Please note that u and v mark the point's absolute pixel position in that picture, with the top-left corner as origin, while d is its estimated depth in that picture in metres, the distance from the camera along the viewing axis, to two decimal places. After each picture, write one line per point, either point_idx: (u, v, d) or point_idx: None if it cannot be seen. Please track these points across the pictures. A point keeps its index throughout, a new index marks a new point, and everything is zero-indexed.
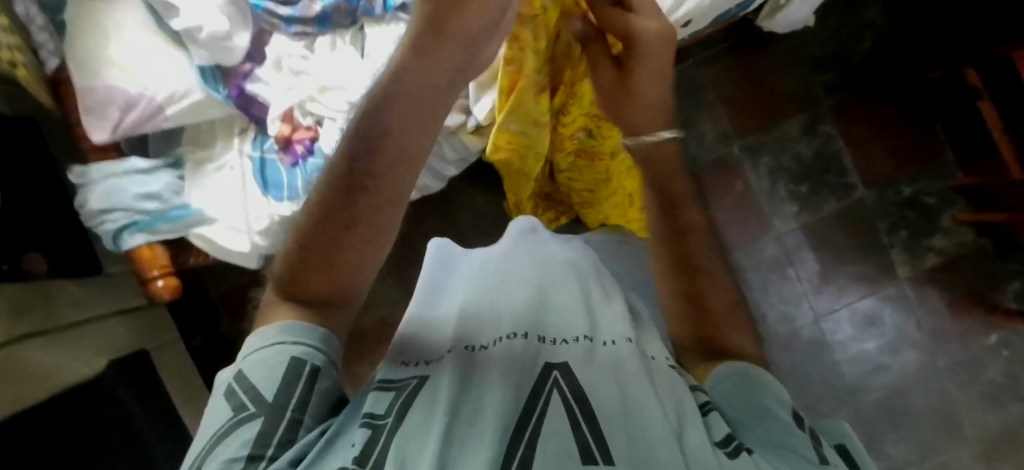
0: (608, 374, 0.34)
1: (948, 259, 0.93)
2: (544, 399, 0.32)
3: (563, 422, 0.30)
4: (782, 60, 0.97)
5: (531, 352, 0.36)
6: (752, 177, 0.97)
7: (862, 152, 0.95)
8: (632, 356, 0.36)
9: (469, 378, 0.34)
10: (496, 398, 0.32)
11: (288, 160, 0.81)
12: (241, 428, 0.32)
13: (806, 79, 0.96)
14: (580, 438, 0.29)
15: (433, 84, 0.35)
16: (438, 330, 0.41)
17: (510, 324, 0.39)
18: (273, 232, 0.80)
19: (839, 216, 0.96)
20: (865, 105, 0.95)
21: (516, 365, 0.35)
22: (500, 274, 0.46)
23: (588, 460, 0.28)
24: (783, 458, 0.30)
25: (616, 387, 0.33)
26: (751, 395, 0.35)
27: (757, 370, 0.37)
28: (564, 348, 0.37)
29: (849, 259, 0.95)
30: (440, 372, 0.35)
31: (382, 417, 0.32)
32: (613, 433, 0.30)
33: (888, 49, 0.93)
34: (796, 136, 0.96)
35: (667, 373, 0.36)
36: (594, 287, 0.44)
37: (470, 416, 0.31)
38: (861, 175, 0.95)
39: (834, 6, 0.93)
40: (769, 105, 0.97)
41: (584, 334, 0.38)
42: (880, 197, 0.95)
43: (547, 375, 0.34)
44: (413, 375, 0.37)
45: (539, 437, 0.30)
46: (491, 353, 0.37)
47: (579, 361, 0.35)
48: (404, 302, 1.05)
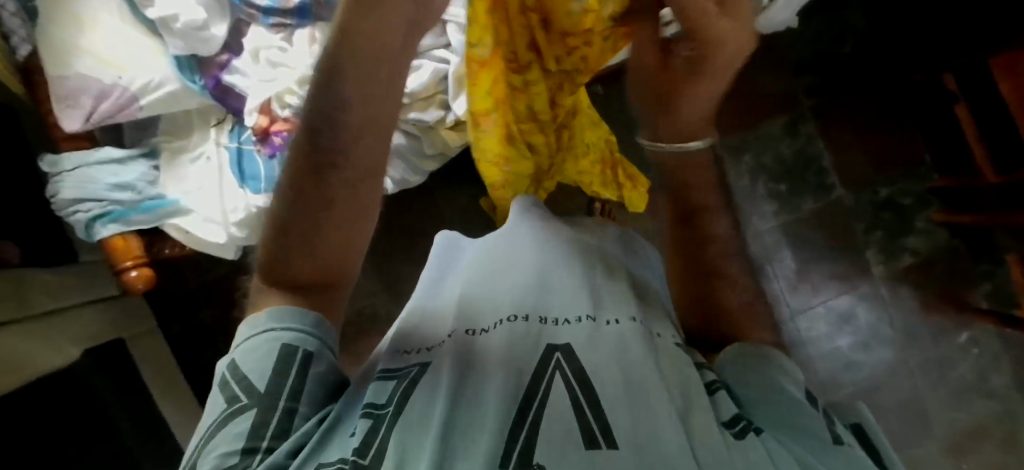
0: (611, 354, 0.34)
1: (923, 259, 0.94)
2: (547, 382, 0.33)
3: (565, 406, 0.31)
4: (763, 60, 0.98)
5: (533, 334, 0.37)
6: (732, 175, 0.98)
7: (840, 153, 0.97)
8: (635, 335, 0.36)
9: (470, 365, 0.35)
10: (498, 385, 0.33)
11: (266, 152, 0.79)
12: (235, 418, 0.33)
13: (787, 80, 0.98)
14: (584, 420, 0.30)
15: (383, 45, 0.31)
16: (442, 317, 0.42)
17: (511, 308, 0.39)
18: (251, 223, 0.78)
19: (817, 215, 0.97)
20: (844, 106, 0.97)
21: (516, 347, 0.36)
22: (498, 256, 0.46)
23: (592, 445, 0.29)
24: (797, 442, 0.32)
25: (619, 367, 0.33)
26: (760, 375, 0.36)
27: (775, 356, 0.37)
28: (566, 329, 0.37)
29: (826, 258, 0.97)
30: (441, 359, 0.37)
31: (383, 406, 0.34)
32: (615, 414, 0.30)
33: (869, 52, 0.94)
34: (778, 136, 0.98)
35: (669, 354, 0.36)
36: (597, 268, 0.45)
37: (471, 405, 0.33)
38: (839, 175, 0.97)
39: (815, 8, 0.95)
40: (751, 105, 0.98)
41: (587, 314, 0.38)
42: (857, 197, 0.96)
43: (549, 358, 0.34)
44: (414, 364, 0.38)
45: (540, 426, 0.30)
46: (492, 339, 0.37)
47: (584, 341, 0.36)
48: (384, 296, 1.04)
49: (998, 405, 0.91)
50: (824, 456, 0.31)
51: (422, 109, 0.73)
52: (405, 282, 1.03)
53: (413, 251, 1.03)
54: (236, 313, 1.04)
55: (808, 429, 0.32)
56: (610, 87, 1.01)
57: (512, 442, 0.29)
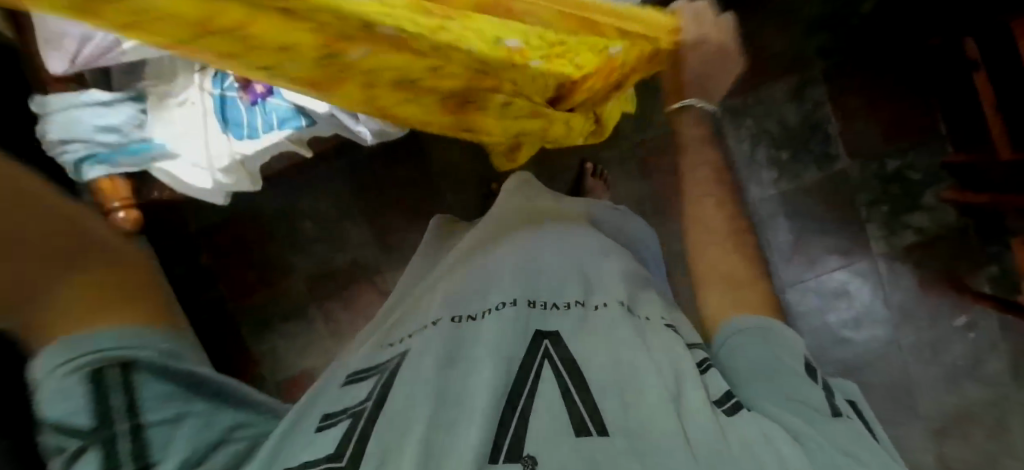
0: (599, 341, 0.40)
1: (926, 237, 0.92)
2: (536, 369, 0.37)
3: (553, 394, 0.35)
4: (775, 18, 0.92)
5: (523, 317, 0.40)
6: (732, 141, 0.95)
7: (849, 121, 0.93)
8: (620, 317, 0.42)
9: (456, 353, 0.38)
10: (489, 373, 0.35)
11: (248, 99, 0.76)
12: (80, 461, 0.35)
13: (799, 40, 0.92)
14: (574, 411, 0.34)
15: None
16: (430, 301, 0.45)
17: (500, 296, 0.43)
18: (235, 170, 0.78)
19: (819, 186, 0.94)
20: (859, 70, 0.92)
21: (500, 334, 0.38)
22: (489, 254, 0.50)
23: (583, 432, 0.33)
24: (801, 413, 0.40)
25: (608, 352, 0.39)
26: (768, 346, 0.45)
27: (778, 328, 0.47)
28: (556, 314, 0.42)
29: (824, 231, 0.95)
30: (419, 346, 0.39)
31: (364, 402, 0.37)
32: (604, 399, 0.35)
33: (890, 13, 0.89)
34: (782, 102, 0.93)
35: (659, 334, 0.42)
36: (585, 255, 0.50)
37: (454, 397, 0.35)
38: (846, 145, 0.93)
39: None
40: (760, 67, 0.93)
41: (577, 299, 0.44)
42: (862, 169, 0.93)
43: (539, 344, 0.39)
44: (393, 355, 0.41)
45: (532, 413, 0.34)
46: (480, 324, 0.40)
47: (570, 330, 0.41)
48: (374, 250, 1.03)
49: (986, 387, 0.91)
50: (816, 420, 0.39)
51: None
52: (394, 236, 1.02)
53: (403, 205, 1.01)
54: (225, 261, 1.03)
55: (807, 400, 0.41)
56: None
57: (504, 425, 0.33)
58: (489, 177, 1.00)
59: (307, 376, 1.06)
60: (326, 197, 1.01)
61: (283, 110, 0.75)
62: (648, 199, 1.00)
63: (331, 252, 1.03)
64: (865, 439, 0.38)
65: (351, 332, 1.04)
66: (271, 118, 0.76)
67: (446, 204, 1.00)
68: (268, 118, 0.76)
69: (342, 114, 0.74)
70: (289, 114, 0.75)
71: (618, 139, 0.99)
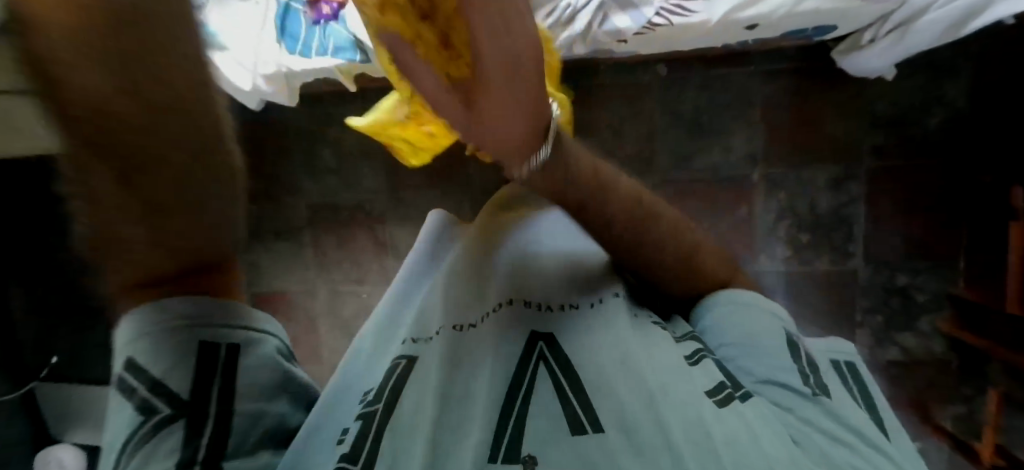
0: (589, 336, 0.39)
1: (910, 360, 0.94)
2: (532, 370, 0.37)
3: (548, 394, 0.36)
4: (844, 103, 0.90)
5: (519, 321, 0.40)
6: (759, 207, 0.95)
7: (879, 225, 0.92)
8: (615, 318, 0.40)
9: (460, 359, 0.38)
10: (488, 379, 0.36)
11: (311, 16, 0.77)
12: (163, 431, 0.35)
13: (858, 132, 0.90)
14: (568, 407, 0.35)
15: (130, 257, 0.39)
16: (430, 303, 0.44)
17: (499, 295, 0.42)
18: (278, 81, 0.80)
19: (826, 278, 0.95)
20: (904, 179, 0.90)
21: (495, 344, 0.39)
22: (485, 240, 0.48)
23: (578, 430, 0.34)
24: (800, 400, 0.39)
25: (607, 349, 0.38)
26: (755, 317, 0.44)
27: (764, 298, 0.46)
28: (552, 315, 0.41)
29: (817, 322, 0.96)
30: (426, 355, 0.40)
31: (374, 402, 0.38)
32: (598, 399, 0.35)
33: (954, 135, 0.87)
34: (821, 186, 0.93)
35: (648, 330, 0.40)
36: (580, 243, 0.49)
37: (460, 403, 0.36)
38: (866, 249, 0.93)
39: (922, 65, 0.86)
40: (811, 145, 0.92)
41: (569, 301, 0.42)
42: (872, 275, 0.94)
43: (533, 346, 0.38)
44: (399, 355, 0.41)
45: (528, 418, 0.35)
46: (481, 331, 0.40)
47: (566, 331, 0.40)
48: (383, 198, 1.02)
49: None
50: (807, 405, 0.39)
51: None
52: (408, 192, 1.02)
53: (424, 164, 1.00)
54: None
55: (792, 382, 0.40)
56: (675, 73, 0.93)
57: (504, 424, 0.34)
58: None
59: (281, 297, 1.07)
60: (353, 131, 1.00)
61: (341, 39, 0.75)
62: None
63: (341, 187, 1.02)
64: (857, 420, 0.38)
65: (336, 269, 1.05)
66: (328, 42, 0.76)
67: (467, 176, 0.99)
68: (324, 42, 0.76)
69: None
70: (345, 44, 0.75)
71: (653, 171, 0.96)
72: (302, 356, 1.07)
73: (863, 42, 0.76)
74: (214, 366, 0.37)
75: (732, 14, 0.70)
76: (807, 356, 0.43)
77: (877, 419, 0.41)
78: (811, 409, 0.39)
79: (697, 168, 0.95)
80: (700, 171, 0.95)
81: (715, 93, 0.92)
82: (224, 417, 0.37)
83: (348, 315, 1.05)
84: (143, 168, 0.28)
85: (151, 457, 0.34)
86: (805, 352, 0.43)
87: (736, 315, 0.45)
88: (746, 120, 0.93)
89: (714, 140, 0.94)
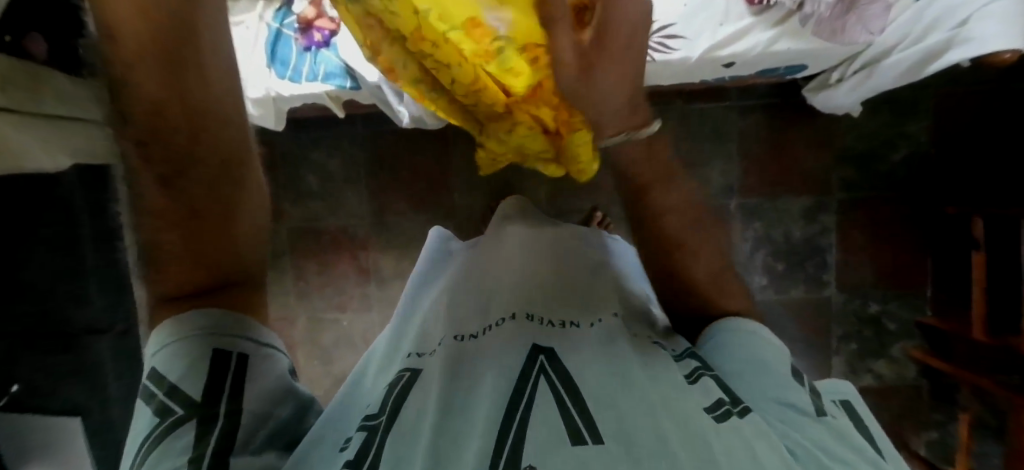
0: (593, 352, 0.40)
1: (883, 385, 0.96)
2: (532, 383, 0.37)
3: (550, 402, 0.35)
4: (816, 138, 0.95)
5: (521, 332, 0.41)
6: (737, 237, 0.97)
7: (851, 255, 0.96)
8: (615, 337, 0.42)
9: (461, 370, 0.40)
10: (490, 390, 0.37)
11: (302, 43, 0.79)
12: (178, 430, 0.33)
13: (829, 166, 0.95)
14: (568, 419, 0.34)
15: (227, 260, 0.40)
16: (435, 319, 0.46)
17: (501, 312, 0.44)
18: (266, 105, 0.80)
19: (802, 305, 0.97)
20: (873, 211, 0.94)
21: (495, 355, 0.40)
22: (488, 260, 0.51)
23: (578, 440, 0.32)
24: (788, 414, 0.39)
25: (607, 368, 0.38)
26: (760, 348, 0.44)
27: (773, 339, 0.46)
28: (552, 331, 0.42)
29: (795, 350, 0.97)
30: (430, 366, 0.41)
31: (377, 417, 0.38)
32: (600, 412, 0.34)
33: (917, 169, 0.92)
34: (796, 216, 0.96)
35: (649, 352, 0.42)
36: (584, 267, 0.51)
37: (460, 411, 0.36)
38: (839, 277, 0.96)
39: (886, 103, 0.91)
40: (785, 177, 0.96)
41: (570, 320, 0.43)
42: (846, 302, 0.96)
43: (534, 359, 0.39)
44: (404, 368, 0.42)
45: (526, 427, 0.33)
46: (481, 343, 0.42)
47: (566, 346, 0.41)
48: (367, 224, 1.02)
49: None
50: (805, 423, 0.39)
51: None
52: (393, 218, 1.01)
53: (410, 191, 1.01)
54: None
55: (791, 402, 0.40)
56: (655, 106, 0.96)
57: (504, 430, 0.33)
58: (501, 191, 1.00)
59: None
60: (338, 156, 1.00)
61: (333, 65, 0.78)
62: None
63: (324, 212, 1.02)
64: (858, 445, 0.38)
65: (316, 295, 1.03)
66: (319, 68, 0.78)
67: (452, 203, 1.00)
68: (315, 68, 0.78)
69: (389, 90, 0.78)
70: (337, 71, 0.78)
71: None
72: None
73: (834, 80, 0.81)
74: (229, 368, 0.36)
75: (713, 52, 0.74)
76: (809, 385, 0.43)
77: (884, 451, 0.40)
78: (810, 432, 0.38)
79: None
80: None
81: (694, 125, 0.96)
82: (234, 415, 0.35)
83: (328, 343, 1.03)
84: (178, 171, 0.34)
85: (162, 458, 0.32)
86: (810, 384, 0.43)
87: (741, 343, 0.45)
88: (723, 152, 0.96)
89: (693, 171, 0.97)
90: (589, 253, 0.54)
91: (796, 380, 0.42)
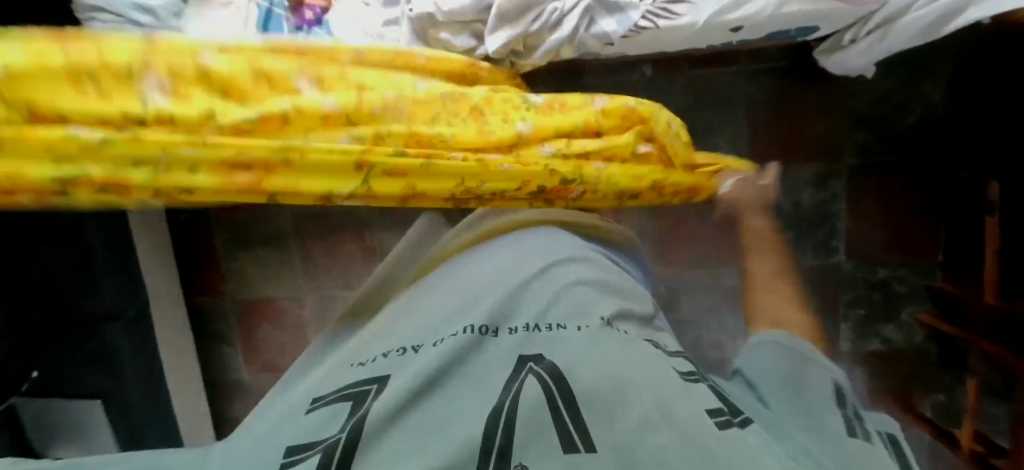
0: (585, 355, 0.38)
1: (890, 349, 0.96)
2: (520, 382, 0.35)
3: (541, 408, 0.33)
4: (827, 101, 0.92)
5: (509, 344, 0.39)
6: (744, 206, 0.97)
7: (860, 221, 0.95)
8: (604, 339, 0.39)
9: (435, 380, 0.36)
10: (475, 402, 0.34)
11: (293, 21, 0.77)
12: None
13: (839, 130, 0.93)
14: (560, 426, 0.32)
15: None
16: (408, 326, 0.44)
17: (481, 318, 0.41)
18: None
19: (810, 273, 0.97)
20: (885, 176, 0.93)
21: (480, 365, 0.38)
22: (469, 272, 0.49)
23: (571, 448, 0.31)
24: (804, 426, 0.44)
25: (595, 368, 0.36)
26: (800, 370, 0.51)
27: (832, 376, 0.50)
28: (536, 336, 0.40)
29: (802, 316, 0.98)
30: (399, 370, 0.38)
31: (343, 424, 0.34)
32: (591, 415, 0.33)
33: (932, 132, 0.90)
34: (804, 183, 0.95)
35: (638, 349, 0.39)
36: (575, 264, 0.49)
37: (434, 426, 0.33)
38: (848, 243, 0.96)
39: (900, 64, 0.88)
40: (794, 143, 0.94)
41: (557, 322, 0.41)
42: (855, 269, 0.97)
43: (522, 365, 0.37)
44: (367, 377, 0.38)
45: (516, 439, 0.31)
46: (451, 348, 0.38)
47: (553, 350, 0.39)
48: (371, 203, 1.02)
49: None
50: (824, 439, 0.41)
51: (455, 33, 0.72)
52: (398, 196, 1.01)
53: None
54: None
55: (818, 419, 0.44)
56: (659, 74, 0.94)
57: (491, 440, 0.31)
58: None
59: (270, 305, 1.05)
60: None
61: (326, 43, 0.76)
62: (648, 237, 1.00)
63: None
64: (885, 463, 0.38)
65: (324, 275, 1.04)
66: None
67: None
68: None
69: None
70: None
71: None
72: (288, 365, 1.06)
73: (845, 41, 0.78)
74: None
75: (720, 15, 0.71)
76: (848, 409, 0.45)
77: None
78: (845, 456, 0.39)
79: None
80: None
81: (700, 92, 0.93)
82: None
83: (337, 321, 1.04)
84: None
85: None
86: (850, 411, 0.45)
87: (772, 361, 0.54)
88: (731, 119, 0.94)
89: (699, 140, 0.95)
90: (573, 246, 0.52)
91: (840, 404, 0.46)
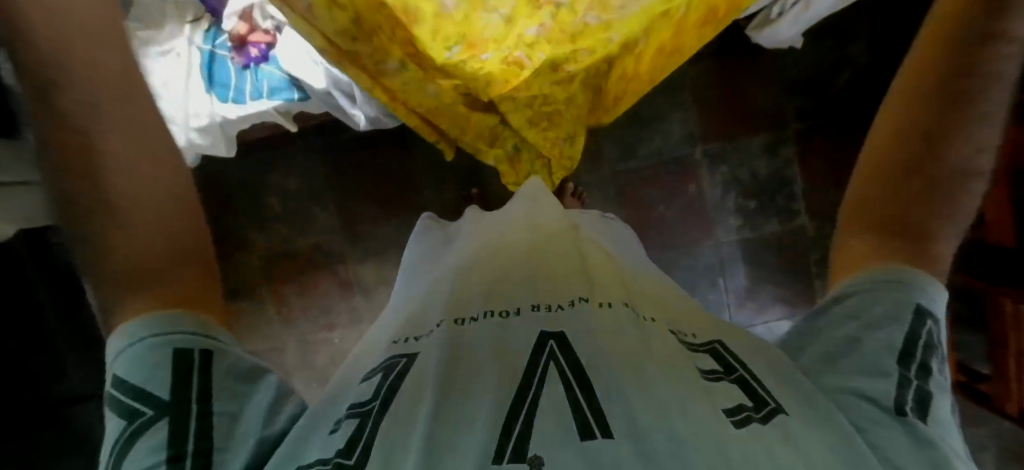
0: (604, 338, 0.39)
1: None
2: (542, 367, 0.37)
3: (558, 394, 0.35)
4: (764, 74, 0.97)
5: (527, 324, 0.41)
6: (706, 183, 1.00)
7: (815, 181, 0.99)
8: (622, 319, 0.41)
9: (458, 357, 0.40)
10: (490, 384, 0.37)
11: (239, 60, 0.76)
12: (149, 431, 0.35)
13: (780, 99, 0.97)
14: (579, 413, 0.34)
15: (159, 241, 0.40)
16: (430, 307, 0.47)
17: (501, 303, 0.44)
18: (212, 131, 0.77)
19: (777, 239, 1.01)
20: (829, 136, 0.98)
21: (504, 340, 0.40)
22: (482, 252, 0.50)
23: (587, 436, 0.32)
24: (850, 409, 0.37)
25: (618, 355, 0.38)
26: (880, 312, 0.39)
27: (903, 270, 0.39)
28: (562, 313, 0.42)
29: (778, 281, 1.02)
30: (428, 350, 0.41)
31: (369, 402, 0.38)
32: (610, 406, 0.34)
33: (865, 88, 0.96)
34: (758, 153, 0.99)
35: (661, 338, 0.41)
36: (594, 255, 0.50)
37: (459, 399, 0.36)
38: (808, 204, 1.00)
39: (823, 31, 0.94)
40: (740, 117, 0.98)
41: (581, 296, 0.43)
42: (819, 228, 1.01)
43: (544, 344, 0.39)
44: (401, 354, 0.43)
45: (537, 414, 0.34)
46: (475, 326, 0.42)
47: (579, 327, 0.40)
48: (341, 238, 1.04)
49: None
50: (889, 422, 0.35)
51: None
52: (365, 224, 1.04)
53: (394, 206, 1.03)
54: None
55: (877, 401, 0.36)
56: None
57: (507, 428, 0.33)
58: (474, 180, 1.02)
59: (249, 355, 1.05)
60: (297, 176, 1.02)
61: (275, 78, 0.76)
62: None
63: (294, 232, 1.04)
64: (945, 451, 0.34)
65: (302, 319, 1.07)
66: (261, 85, 0.76)
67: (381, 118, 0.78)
68: (257, 85, 0.76)
69: (339, 93, 0.75)
70: (279, 84, 0.76)
71: (602, 164, 1.01)
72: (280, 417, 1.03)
73: (774, 15, 0.82)
74: None
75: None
76: (918, 364, 0.37)
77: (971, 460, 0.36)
78: (877, 426, 0.36)
79: (643, 157, 1.00)
80: (646, 159, 1.00)
81: None
82: None
83: (326, 362, 1.07)
84: None
85: (138, 457, 0.34)
86: (922, 360, 0.38)
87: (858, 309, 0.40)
88: (678, 103, 0.98)
89: (652, 127, 0.99)
90: (569, 232, 0.52)
91: (900, 360, 0.37)
